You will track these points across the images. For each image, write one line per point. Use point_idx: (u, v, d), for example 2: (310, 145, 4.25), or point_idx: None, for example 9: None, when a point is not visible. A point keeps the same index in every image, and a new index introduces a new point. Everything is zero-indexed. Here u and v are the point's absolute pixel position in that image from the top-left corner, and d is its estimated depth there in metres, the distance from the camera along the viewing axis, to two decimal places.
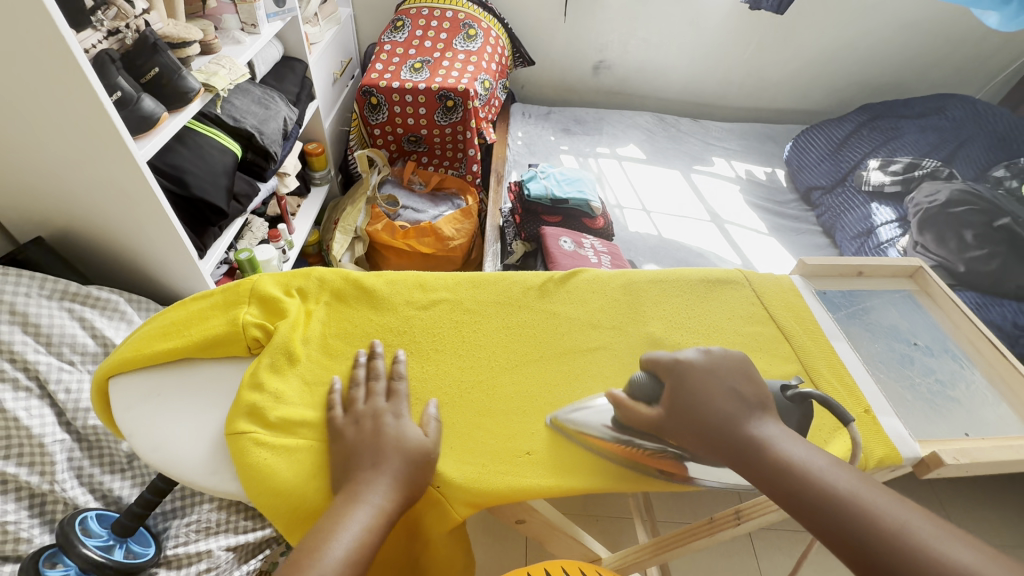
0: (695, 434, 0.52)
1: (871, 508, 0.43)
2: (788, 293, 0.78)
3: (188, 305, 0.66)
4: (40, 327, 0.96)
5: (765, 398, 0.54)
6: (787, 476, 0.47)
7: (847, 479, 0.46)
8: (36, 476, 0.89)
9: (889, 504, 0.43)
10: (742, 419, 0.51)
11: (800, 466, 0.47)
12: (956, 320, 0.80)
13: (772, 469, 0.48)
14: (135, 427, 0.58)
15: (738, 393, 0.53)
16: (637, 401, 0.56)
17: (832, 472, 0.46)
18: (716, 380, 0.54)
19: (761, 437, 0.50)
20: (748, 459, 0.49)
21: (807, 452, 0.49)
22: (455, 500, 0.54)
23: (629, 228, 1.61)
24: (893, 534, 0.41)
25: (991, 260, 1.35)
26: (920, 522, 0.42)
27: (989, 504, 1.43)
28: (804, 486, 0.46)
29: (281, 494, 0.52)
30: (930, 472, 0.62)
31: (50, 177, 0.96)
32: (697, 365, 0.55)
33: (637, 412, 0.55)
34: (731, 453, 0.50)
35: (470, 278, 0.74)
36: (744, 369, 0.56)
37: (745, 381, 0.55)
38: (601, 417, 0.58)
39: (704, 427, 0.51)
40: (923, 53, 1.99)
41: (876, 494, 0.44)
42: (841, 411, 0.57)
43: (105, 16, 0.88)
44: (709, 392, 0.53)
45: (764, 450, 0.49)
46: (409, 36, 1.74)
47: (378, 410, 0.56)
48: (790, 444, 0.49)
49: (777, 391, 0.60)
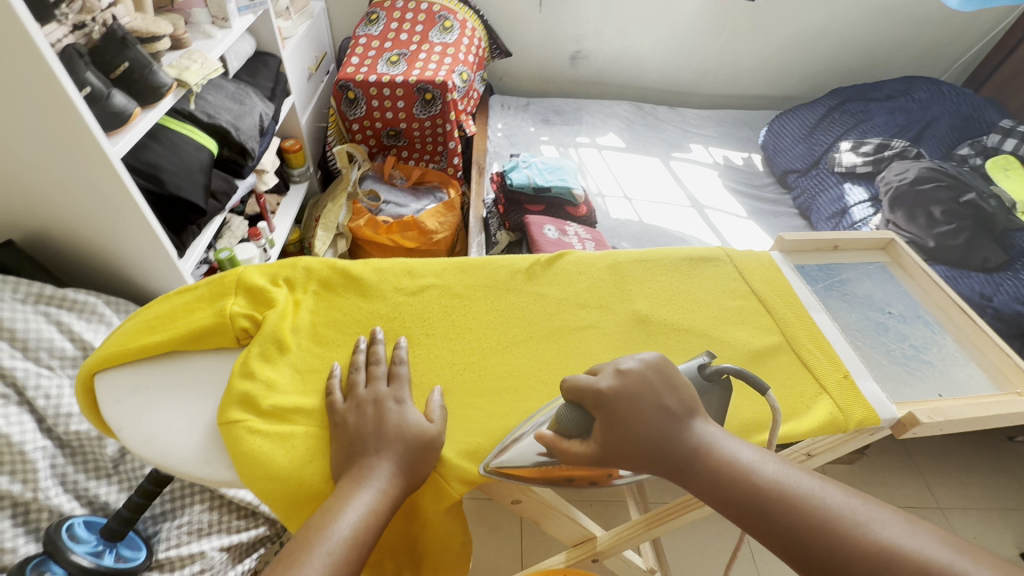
0: (636, 460, 0.50)
1: (799, 497, 0.43)
2: (768, 267, 0.80)
3: (173, 298, 0.66)
4: (15, 332, 0.93)
5: (692, 401, 0.52)
6: (724, 483, 0.47)
7: (777, 472, 0.46)
8: (18, 484, 0.86)
9: (816, 489, 0.44)
10: (674, 433, 0.49)
11: (733, 468, 0.47)
12: (927, 288, 0.83)
13: (710, 479, 0.47)
14: (124, 420, 0.57)
15: (665, 408, 0.50)
16: (568, 439, 0.52)
17: (764, 467, 0.46)
18: (642, 402, 0.50)
19: (694, 445, 0.49)
20: (686, 471, 0.48)
21: (738, 448, 0.49)
22: (453, 477, 0.55)
23: (611, 215, 1.63)
24: (823, 521, 0.42)
25: (958, 234, 1.40)
26: (843, 503, 0.42)
27: (965, 469, 1.48)
28: (738, 489, 0.46)
29: (277, 478, 0.52)
30: (907, 432, 0.65)
31: (20, 177, 0.93)
32: (620, 391, 0.51)
33: (571, 452, 0.51)
34: (668, 468, 0.49)
35: (456, 263, 0.74)
36: (666, 377, 0.52)
37: (669, 391, 0.52)
38: (533, 446, 0.54)
39: (638, 448, 0.49)
40: (889, 37, 2.05)
41: (804, 480, 0.45)
42: (756, 380, 0.55)
43: (69, 9, 0.84)
44: (638, 416, 0.50)
45: (699, 459, 0.48)
46: (385, 29, 1.72)
47: (380, 395, 0.56)
48: (721, 444, 0.49)
49: (694, 374, 0.58)
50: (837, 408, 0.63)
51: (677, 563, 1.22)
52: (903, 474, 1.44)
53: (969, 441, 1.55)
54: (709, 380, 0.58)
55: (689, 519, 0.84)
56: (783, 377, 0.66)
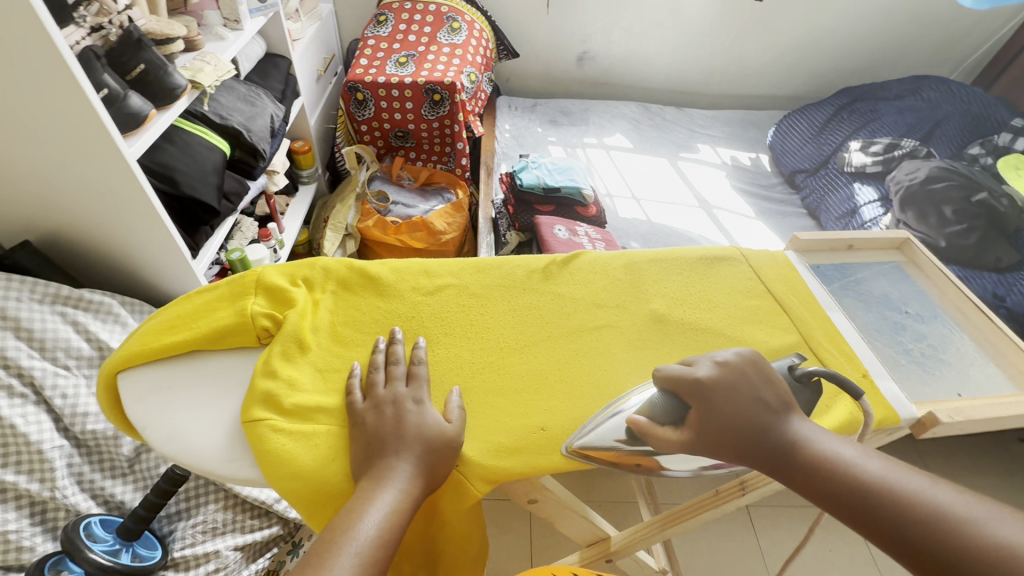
0: (730, 450, 0.51)
1: (906, 495, 0.43)
2: (784, 267, 0.80)
3: (194, 298, 0.66)
4: (33, 332, 0.94)
5: (787, 396, 0.54)
6: (822, 476, 0.47)
7: (880, 468, 0.46)
8: (36, 483, 0.87)
9: (924, 488, 0.43)
10: (771, 424, 0.51)
11: (833, 462, 0.48)
12: (944, 288, 0.83)
13: (807, 471, 0.48)
14: (147, 419, 0.57)
15: (761, 400, 0.52)
16: (660, 425, 0.53)
17: (866, 463, 0.47)
18: (739, 393, 0.52)
19: (791, 438, 0.50)
20: (782, 463, 0.50)
21: (838, 445, 0.49)
22: (474, 477, 0.55)
23: (620, 215, 1.63)
24: (934, 518, 0.41)
25: (970, 234, 1.40)
26: (954, 501, 0.42)
27: (978, 470, 1.47)
28: (838, 483, 0.46)
29: (300, 477, 0.52)
30: (926, 432, 0.65)
31: (38, 179, 0.94)
32: (717, 381, 0.53)
33: (665, 438, 0.52)
34: (764, 460, 0.50)
35: (473, 263, 0.75)
36: (763, 373, 0.54)
37: (766, 385, 0.54)
38: (613, 432, 0.56)
39: (735, 438, 0.51)
40: (897, 36, 2.04)
41: (911, 479, 0.44)
42: (849, 384, 0.57)
43: (86, 12, 0.85)
44: (733, 406, 0.52)
45: (796, 451, 0.50)
46: (393, 30, 1.73)
47: (399, 396, 0.56)
48: (819, 440, 0.50)
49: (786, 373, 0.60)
50: (857, 408, 0.63)
51: (688, 565, 1.22)
52: None
53: (982, 442, 1.54)
54: (799, 381, 0.60)
55: (705, 518, 0.84)
56: None
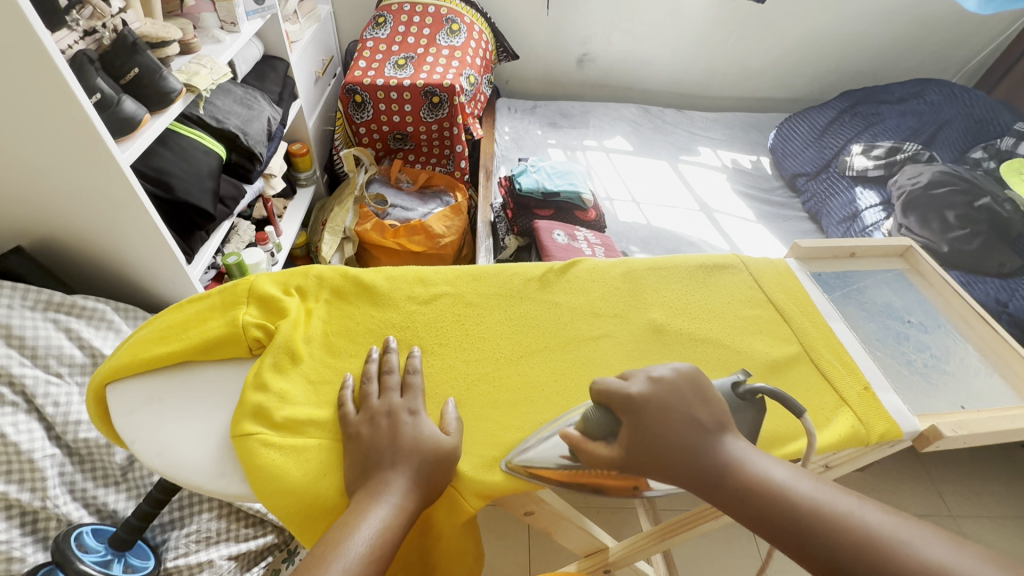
0: (662, 471, 0.49)
1: (836, 516, 0.42)
2: (785, 275, 0.78)
3: (185, 307, 0.65)
4: (24, 339, 0.93)
5: (723, 416, 0.51)
6: (754, 499, 0.46)
7: (812, 490, 0.44)
8: (26, 493, 0.86)
9: (853, 507, 0.42)
10: (704, 447, 0.49)
11: (765, 484, 0.46)
12: (947, 296, 0.82)
13: (741, 494, 0.46)
14: (137, 432, 0.56)
15: (695, 420, 0.50)
16: (593, 440, 0.52)
17: (798, 484, 0.45)
18: (674, 412, 0.50)
19: (724, 460, 0.48)
20: (716, 488, 0.47)
21: (771, 466, 0.47)
22: (469, 492, 0.54)
23: (620, 219, 1.62)
24: (862, 541, 0.40)
25: (973, 239, 1.39)
26: (881, 521, 0.41)
27: (979, 477, 1.46)
28: (771, 506, 0.45)
29: (292, 492, 0.51)
30: (929, 445, 0.63)
31: (31, 184, 0.92)
32: (650, 399, 0.51)
33: (595, 454, 0.52)
34: (697, 484, 0.48)
35: (469, 271, 0.74)
36: (699, 390, 0.52)
37: (701, 403, 0.51)
38: (558, 448, 0.54)
39: (667, 461, 0.49)
40: (899, 38, 2.03)
41: (841, 499, 0.43)
42: (792, 403, 0.56)
43: (80, 15, 0.85)
44: (665, 426, 0.49)
45: (728, 474, 0.47)
46: (392, 32, 1.72)
47: (393, 407, 0.55)
48: (752, 461, 0.48)
49: (727, 391, 0.59)
50: (860, 421, 0.62)
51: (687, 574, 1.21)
52: (918, 483, 1.42)
53: (984, 449, 1.53)
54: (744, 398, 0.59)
55: (703, 530, 0.83)
56: (805, 389, 0.65)
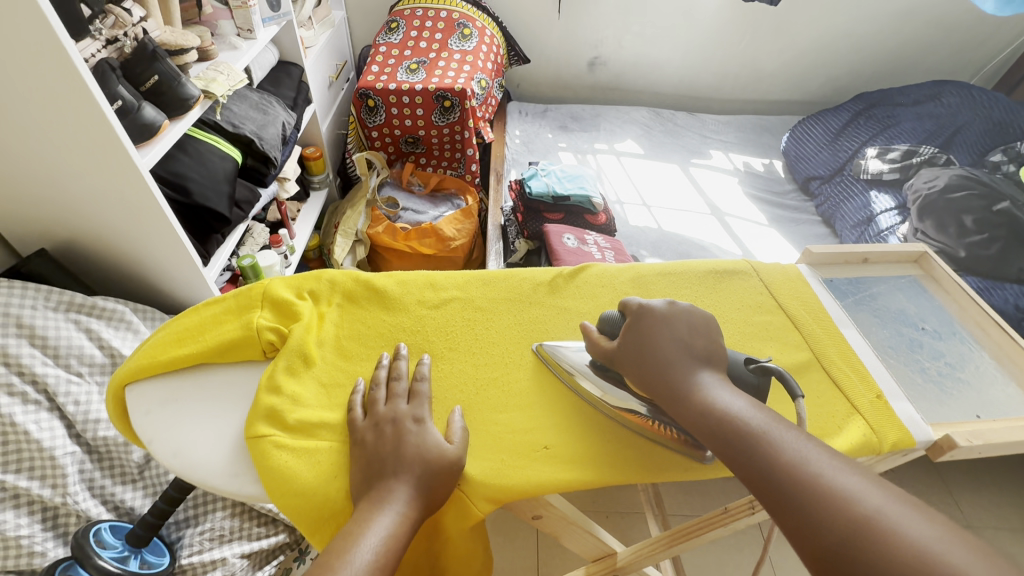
0: (641, 375, 0.56)
1: (778, 444, 0.46)
2: (796, 282, 0.78)
3: (201, 310, 0.66)
4: (47, 339, 0.95)
5: (716, 351, 0.57)
6: (711, 413, 0.50)
7: (765, 420, 0.48)
8: (48, 489, 0.88)
9: (798, 442, 0.45)
10: (683, 364, 0.55)
11: (726, 405, 0.50)
12: (963, 303, 0.80)
13: (700, 407, 0.51)
14: (154, 433, 0.58)
15: (686, 343, 0.56)
16: (602, 336, 0.62)
17: (756, 414, 0.49)
18: (670, 330, 0.57)
19: (697, 379, 0.53)
20: (679, 400, 0.53)
21: (740, 398, 0.51)
22: (477, 497, 0.54)
23: (630, 223, 1.61)
24: (793, 466, 0.43)
25: (991, 244, 1.37)
26: (816, 455, 0.44)
27: (996, 486, 1.43)
28: (723, 424, 0.49)
29: (302, 494, 0.52)
30: (943, 455, 0.63)
31: (55, 188, 0.95)
32: (656, 314, 0.59)
33: (597, 345, 0.61)
34: (665, 392, 0.54)
35: (479, 276, 0.74)
36: (704, 324, 0.58)
37: (697, 332, 0.58)
38: (583, 358, 0.63)
39: (648, 367, 0.56)
40: (916, 40, 2.00)
41: (789, 433, 0.47)
42: (793, 386, 0.56)
43: (103, 25, 0.88)
44: (658, 336, 0.57)
45: (697, 388, 0.52)
46: (404, 37, 1.74)
47: (399, 414, 0.56)
48: (723, 388, 0.52)
49: (739, 362, 0.59)
50: (871, 429, 0.61)
51: None
52: (935, 492, 1.39)
53: (1004, 459, 1.49)
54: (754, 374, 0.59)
55: (715, 535, 0.82)
56: (815, 396, 0.65)
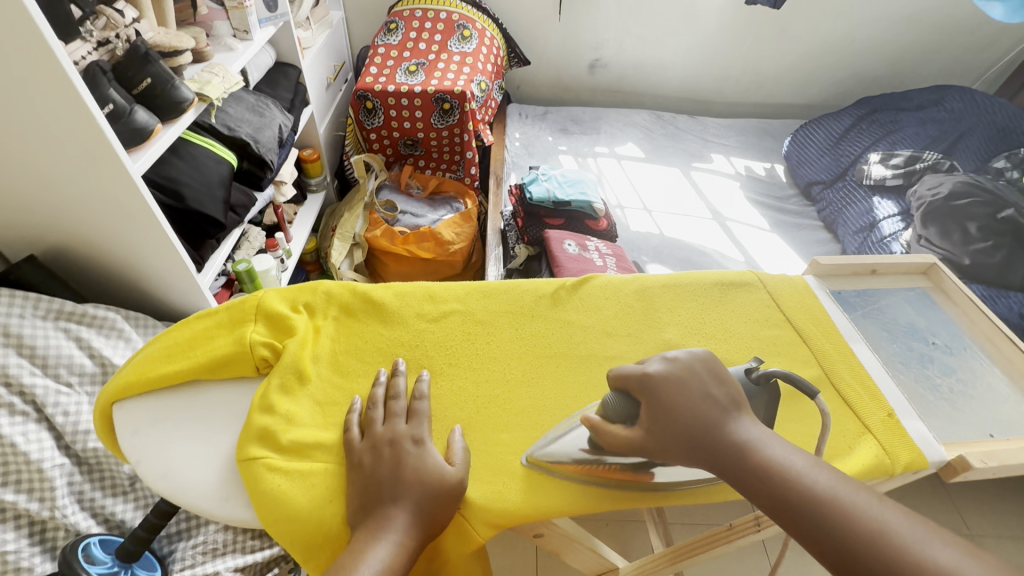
0: (677, 449, 0.50)
1: (852, 509, 0.42)
2: (803, 294, 0.76)
3: (192, 323, 0.64)
4: (35, 348, 0.93)
5: (739, 398, 0.53)
6: (772, 483, 0.45)
7: (831, 481, 0.44)
8: (35, 503, 0.86)
9: (871, 504, 0.42)
10: (718, 422, 0.50)
11: (782, 470, 0.46)
12: (973, 317, 0.79)
13: (756, 476, 0.46)
14: (142, 453, 0.56)
15: (713, 400, 0.52)
16: (613, 423, 0.54)
17: (817, 475, 0.45)
18: (690, 388, 0.52)
19: (741, 444, 0.48)
20: (728, 465, 0.48)
21: (787, 453, 0.47)
22: (477, 521, 0.52)
23: (631, 228, 1.60)
24: (879, 539, 0.40)
25: (995, 252, 1.35)
26: (898, 519, 0.40)
27: (998, 495, 1.42)
28: (786, 493, 0.44)
29: (295, 520, 0.50)
30: (956, 476, 0.61)
31: (45, 194, 0.93)
32: (667, 376, 0.53)
33: (612, 433, 0.53)
34: (709, 459, 0.49)
35: (480, 288, 0.72)
36: (715, 370, 0.54)
37: (718, 384, 0.53)
38: (578, 441, 0.56)
39: (682, 434, 0.50)
40: (919, 44, 1.99)
41: (857, 493, 0.43)
42: (805, 384, 0.57)
43: (93, 26, 0.84)
44: (680, 399, 0.52)
45: (746, 458, 0.47)
46: (403, 38, 1.71)
47: (397, 435, 0.54)
48: (770, 447, 0.48)
49: (742, 375, 0.60)
50: (883, 451, 0.60)
51: None
52: (934, 502, 1.39)
53: None
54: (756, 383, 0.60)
55: (723, 550, 0.80)
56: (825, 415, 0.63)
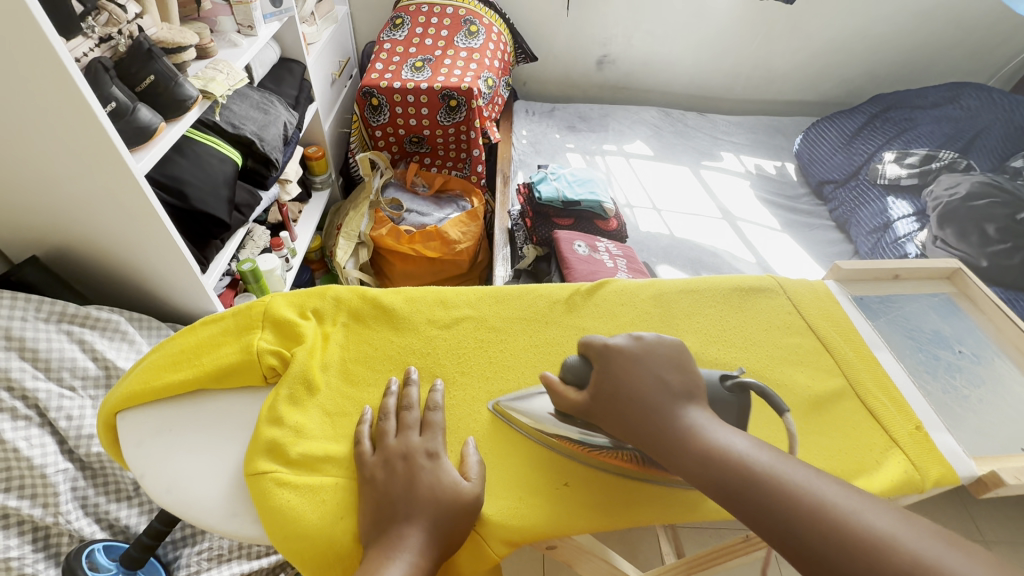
0: (624, 426, 0.50)
1: (792, 485, 0.41)
2: (825, 299, 0.74)
3: (198, 330, 0.63)
4: (38, 352, 0.91)
5: (693, 384, 0.52)
6: (714, 463, 0.45)
7: (772, 460, 0.44)
8: (39, 509, 0.85)
9: (810, 479, 0.42)
10: (666, 405, 0.49)
11: (725, 451, 0.45)
12: (1000, 324, 0.77)
13: (699, 457, 0.46)
14: (147, 466, 0.54)
15: (665, 382, 0.51)
16: (566, 384, 0.55)
17: (758, 455, 0.44)
18: (645, 368, 0.52)
19: (686, 425, 0.48)
20: (673, 449, 0.47)
21: (731, 435, 0.47)
22: (494, 538, 0.51)
23: (641, 228, 1.57)
24: (817, 512, 0.39)
25: (1014, 254, 1.33)
26: (837, 493, 0.40)
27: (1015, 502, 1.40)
28: (729, 473, 0.44)
29: (305, 537, 0.48)
30: (989, 491, 0.59)
31: (48, 195, 0.91)
32: (624, 352, 0.53)
33: (565, 396, 0.54)
34: (654, 438, 0.48)
35: (493, 293, 0.70)
36: (676, 357, 0.54)
37: (673, 369, 0.52)
38: (546, 406, 0.57)
39: (630, 413, 0.50)
40: (934, 40, 1.95)
41: (799, 471, 0.42)
42: (777, 400, 0.55)
43: (95, 22, 0.83)
44: (634, 377, 0.51)
45: (690, 438, 0.47)
46: (410, 33, 1.68)
47: (410, 449, 0.52)
48: (715, 430, 0.47)
49: (714, 380, 0.57)
50: (912, 465, 0.58)
51: None
52: (950, 510, 1.36)
53: None
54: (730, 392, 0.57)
55: (734, 561, 0.78)
56: (850, 428, 0.61)
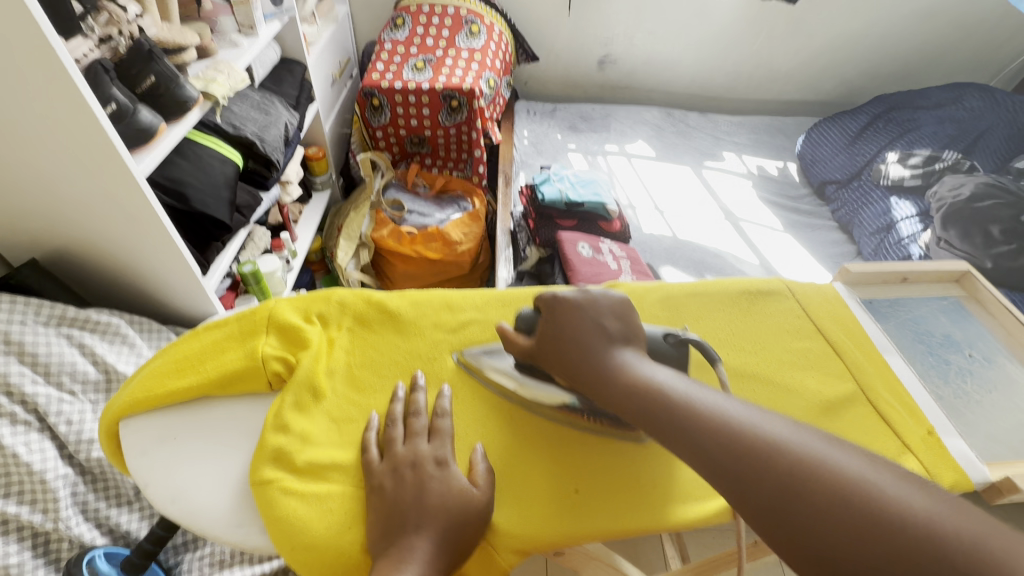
0: (564, 367, 0.54)
1: (701, 404, 0.45)
2: (835, 303, 0.73)
3: (201, 336, 0.62)
4: (38, 356, 0.90)
5: (630, 331, 0.56)
6: (636, 392, 0.48)
7: (686, 387, 0.48)
8: (38, 514, 0.85)
9: (719, 400, 0.46)
10: (600, 346, 0.53)
11: (646, 381, 0.49)
12: (1010, 328, 0.76)
13: (623, 388, 0.49)
14: (151, 476, 0.54)
15: (603, 328, 0.55)
16: (518, 332, 0.59)
17: (676, 383, 0.48)
18: (588, 316, 0.56)
19: (615, 363, 0.52)
20: (603, 383, 0.51)
21: (655, 369, 0.50)
22: (504, 548, 0.50)
23: (644, 230, 1.56)
24: (721, 424, 0.43)
25: (1019, 256, 1.32)
26: (739, 409, 0.44)
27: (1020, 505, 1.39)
28: (648, 399, 0.47)
29: (313, 548, 0.48)
30: (1002, 498, 0.59)
31: (47, 197, 0.90)
32: (569, 302, 0.57)
33: (514, 342, 0.58)
34: (586, 374, 0.52)
35: (499, 296, 0.69)
36: (619, 308, 0.57)
37: (611, 317, 0.56)
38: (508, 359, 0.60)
39: (568, 354, 0.54)
40: (936, 40, 1.94)
41: (710, 394, 0.47)
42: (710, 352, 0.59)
43: (95, 22, 0.82)
44: (576, 323, 0.55)
45: (617, 373, 0.51)
46: (411, 33, 1.67)
47: (419, 457, 0.51)
48: (641, 366, 0.51)
49: (657, 336, 0.60)
50: (926, 471, 0.57)
51: None
52: None
53: None
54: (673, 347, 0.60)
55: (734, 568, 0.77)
56: (862, 434, 0.60)
